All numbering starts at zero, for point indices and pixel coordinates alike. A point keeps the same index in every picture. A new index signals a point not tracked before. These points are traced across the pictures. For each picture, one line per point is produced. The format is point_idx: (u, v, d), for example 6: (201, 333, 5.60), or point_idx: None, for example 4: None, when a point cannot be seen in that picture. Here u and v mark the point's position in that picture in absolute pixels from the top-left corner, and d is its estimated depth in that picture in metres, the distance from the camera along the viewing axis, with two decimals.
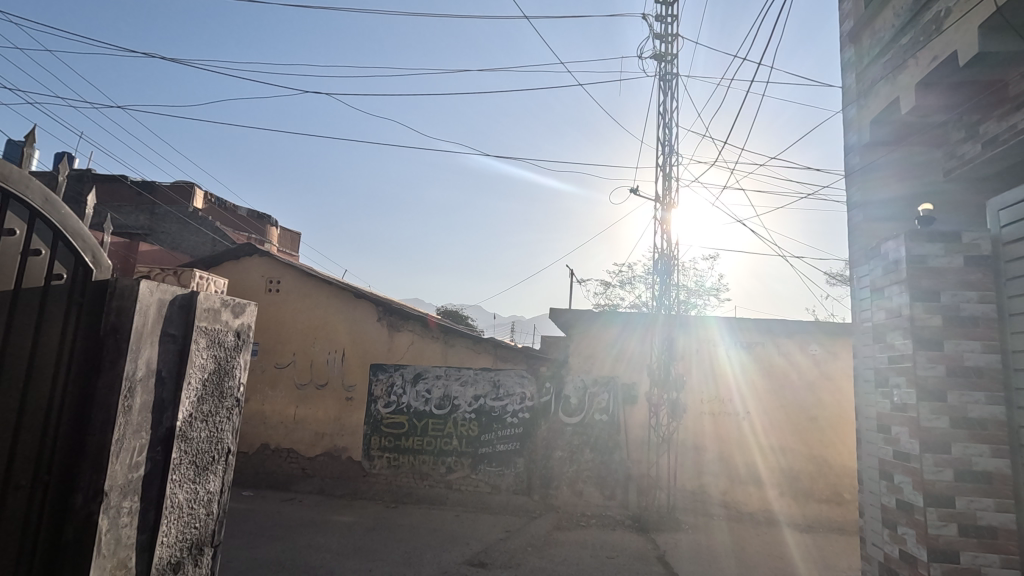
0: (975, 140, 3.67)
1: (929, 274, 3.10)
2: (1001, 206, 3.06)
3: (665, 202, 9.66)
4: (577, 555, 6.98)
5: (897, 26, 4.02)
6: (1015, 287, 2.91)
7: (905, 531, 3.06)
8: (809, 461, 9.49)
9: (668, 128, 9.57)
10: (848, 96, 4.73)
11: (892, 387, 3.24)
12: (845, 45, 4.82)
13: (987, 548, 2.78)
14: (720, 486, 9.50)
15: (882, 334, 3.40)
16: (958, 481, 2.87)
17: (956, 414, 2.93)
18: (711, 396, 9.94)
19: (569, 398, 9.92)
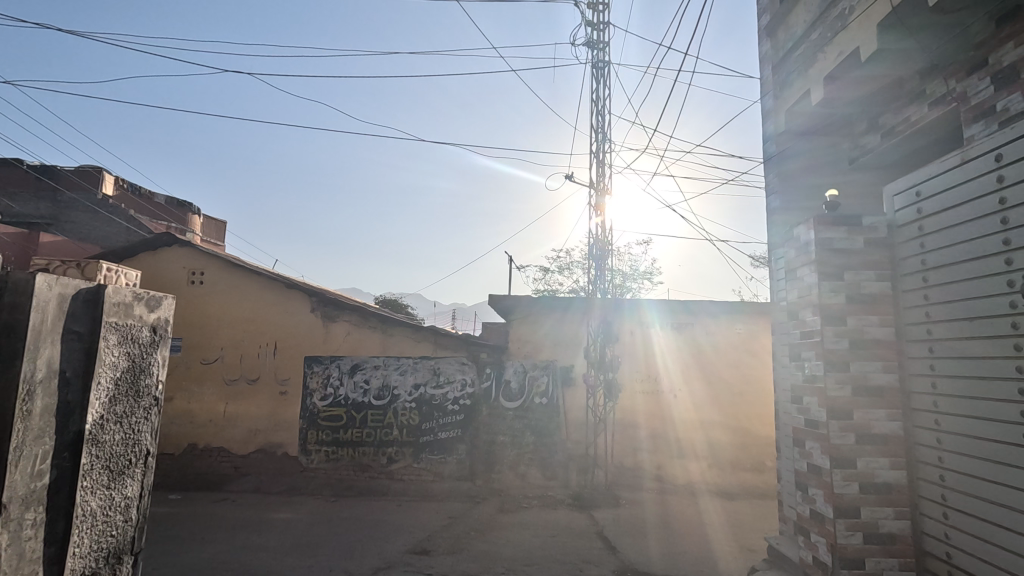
0: (876, 130, 3.96)
1: (835, 254, 3.32)
2: (897, 192, 3.37)
3: (599, 188, 9.87)
4: (520, 536, 7.12)
5: (809, 21, 4.26)
6: (907, 265, 3.21)
7: (814, 492, 3.32)
8: (736, 433, 10.07)
9: (602, 114, 9.76)
10: (765, 86, 4.99)
11: (804, 360, 3.48)
12: (763, 38, 5.07)
13: (883, 502, 3.09)
14: (655, 461, 9.92)
15: (795, 312, 3.64)
16: (860, 444, 3.15)
17: (858, 383, 3.20)
18: (644, 376, 10.34)
19: (509, 383, 10.06)
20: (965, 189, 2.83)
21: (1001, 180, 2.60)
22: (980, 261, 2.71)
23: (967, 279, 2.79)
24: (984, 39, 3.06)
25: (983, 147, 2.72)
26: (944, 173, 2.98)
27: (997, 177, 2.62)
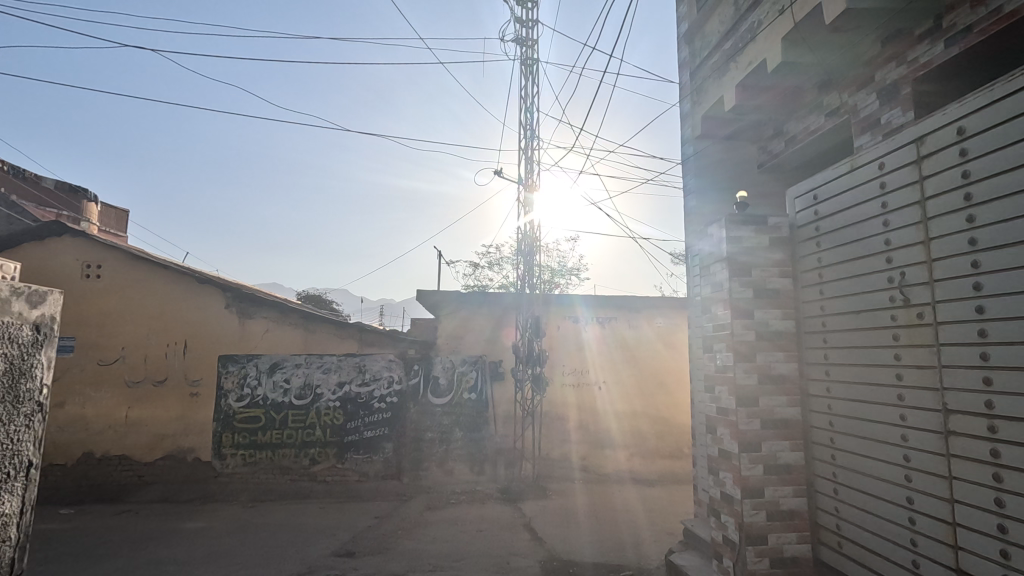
0: (781, 137, 4.25)
1: (744, 252, 3.54)
2: (797, 195, 3.65)
3: (527, 185, 9.96)
4: (448, 533, 7.08)
5: (723, 31, 4.50)
6: (806, 262, 3.48)
7: (725, 475, 3.53)
8: (655, 422, 10.55)
9: (530, 111, 9.83)
10: (684, 91, 5.25)
11: (716, 352, 3.69)
12: (681, 45, 5.32)
13: (784, 482, 3.35)
14: (581, 452, 10.19)
15: (708, 306, 3.85)
16: (764, 429, 3.39)
17: (763, 372, 3.44)
18: (570, 369, 10.60)
19: (438, 379, 9.98)
20: (854, 193, 3.10)
21: (883, 186, 2.87)
22: (865, 259, 2.98)
23: (854, 275, 3.05)
24: (872, 58, 3.35)
25: (869, 155, 2.99)
26: (837, 178, 3.25)
27: (880, 183, 2.89)
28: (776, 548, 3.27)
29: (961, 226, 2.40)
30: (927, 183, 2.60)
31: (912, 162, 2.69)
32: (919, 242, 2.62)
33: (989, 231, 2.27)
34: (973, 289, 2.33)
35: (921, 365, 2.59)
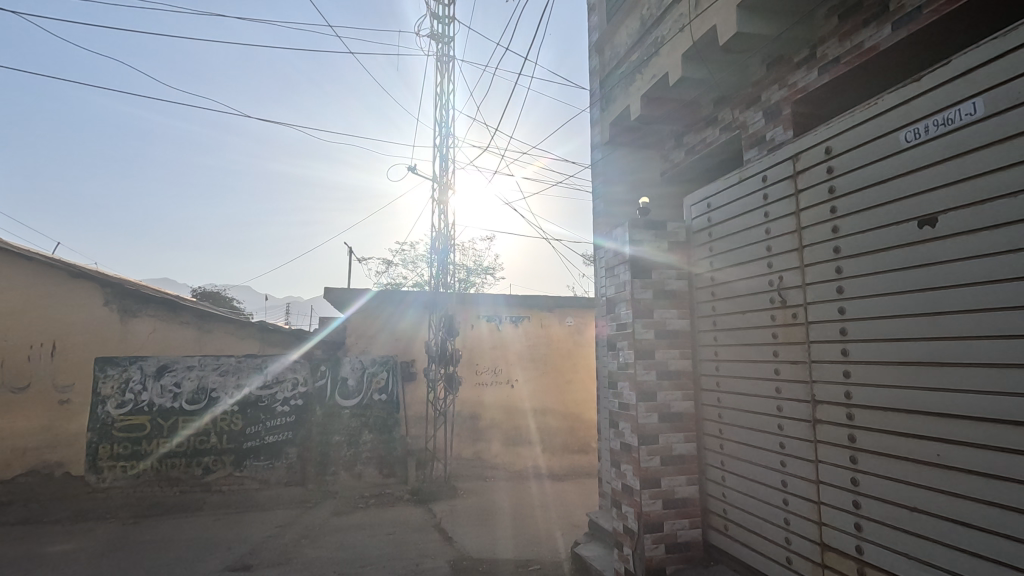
0: (680, 148, 4.53)
1: (645, 256, 3.74)
2: (693, 203, 3.89)
3: (442, 183, 9.89)
4: (355, 538, 6.86)
5: (629, 43, 4.72)
6: (700, 265, 3.72)
7: (625, 467, 3.70)
8: (565, 418, 10.85)
9: (446, 108, 9.77)
10: (594, 98, 5.45)
11: (619, 349, 3.86)
12: (592, 54, 5.53)
13: (678, 471, 3.57)
14: (493, 450, 10.26)
15: (612, 305, 4.03)
16: (661, 422, 3.60)
17: (661, 368, 3.65)
18: (483, 367, 10.64)
19: (346, 380, 9.62)
20: (741, 203, 3.35)
21: (766, 198, 3.14)
22: (750, 264, 3.23)
23: (740, 279, 3.31)
24: (759, 79, 3.64)
25: (753, 169, 3.25)
26: (727, 189, 3.51)
27: (763, 195, 3.15)
28: (670, 534, 3.47)
29: (827, 235, 2.67)
30: (801, 196, 2.86)
31: (789, 177, 2.96)
32: (794, 249, 2.89)
33: (849, 241, 2.54)
34: (836, 292, 2.60)
35: (795, 361, 2.84)
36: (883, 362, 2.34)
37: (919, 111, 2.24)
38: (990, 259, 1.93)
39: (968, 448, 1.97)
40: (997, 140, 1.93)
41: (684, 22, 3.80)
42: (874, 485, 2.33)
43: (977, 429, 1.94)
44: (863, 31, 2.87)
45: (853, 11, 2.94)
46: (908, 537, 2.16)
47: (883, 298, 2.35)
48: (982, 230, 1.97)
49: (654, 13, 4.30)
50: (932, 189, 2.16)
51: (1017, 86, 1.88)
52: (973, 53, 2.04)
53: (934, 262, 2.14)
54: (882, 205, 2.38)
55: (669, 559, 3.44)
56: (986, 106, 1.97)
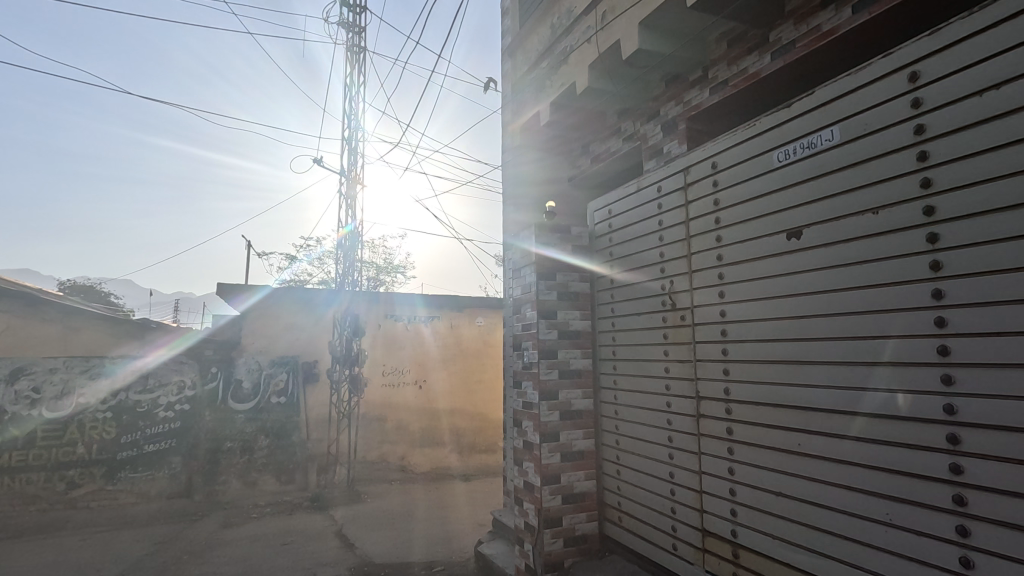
0: (586, 155, 4.70)
1: (549, 258, 3.86)
2: (596, 208, 4.04)
3: (351, 177, 9.56)
4: (247, 551, 6.44)
5: (540, 49, 4.84)
6: (602, 269, 3.89)
7: (527, 465, 3.77)
8: (473, 418, 10.88)
9: (356, 100, 9.46)
10: (505, 101, 5.53)
11: (524, 349, 3.94)
12: (505, 57, 5.61)
13: (578, 467, 3.69)
14: (399, 452, 10.05)
15: (518, 306, 4.11)
16: (562, 420, 3.71)
17: (563, 367, 3.77)
18: (391, 367, 10.41)
19: (240, 383, 9.12)
20: (639, 210, 3.53)
21: (660, 207, 3.33)
22: (645, 268, 3.42)
23: (636, 283, 3.49)
24: (658, 95, 3.86)
25: (650, 180, 3.44)
26: (625, 197, 3.68)
27: (658, 204, 3.34)
28: (569, 528, 3.59)
29: (712, 244, 2.88)
30: (691, 207, 3.07)
31: (681, 188, 3.16)
32: (684, 256, 3.09)
33: (730, 249, 2.76)
34: (719, 296, 2.81)
35: (683, 360, 3.04)
36: (757, 361, 2.56)
37: (790, 134, 2.48)
38: (844, 269, 2.18)
39: (823, 437, 2.21)
40: (851, 164, 2.19)
41: (590, 35, 3.93)
42: (747, 473, 2.55)
43: (831, 420, 2.18)
44: (746, 58, 3.12)
45: (739, 39, 3.18)
46: (774, 520, 2.39)
47: (757, 302, 2.58)
48: (837, 244, 2.22)
49: (563, 23, 4.42)
50: (798, 205, 2.40)
51: (867, 117, 2.13)
52: (834, 85, 2.29)
53: (798, 270, 2.38)
54: (758, 217, 2.61)
55: (567, 553, 3.55)
56: (843, 133, 2.23)
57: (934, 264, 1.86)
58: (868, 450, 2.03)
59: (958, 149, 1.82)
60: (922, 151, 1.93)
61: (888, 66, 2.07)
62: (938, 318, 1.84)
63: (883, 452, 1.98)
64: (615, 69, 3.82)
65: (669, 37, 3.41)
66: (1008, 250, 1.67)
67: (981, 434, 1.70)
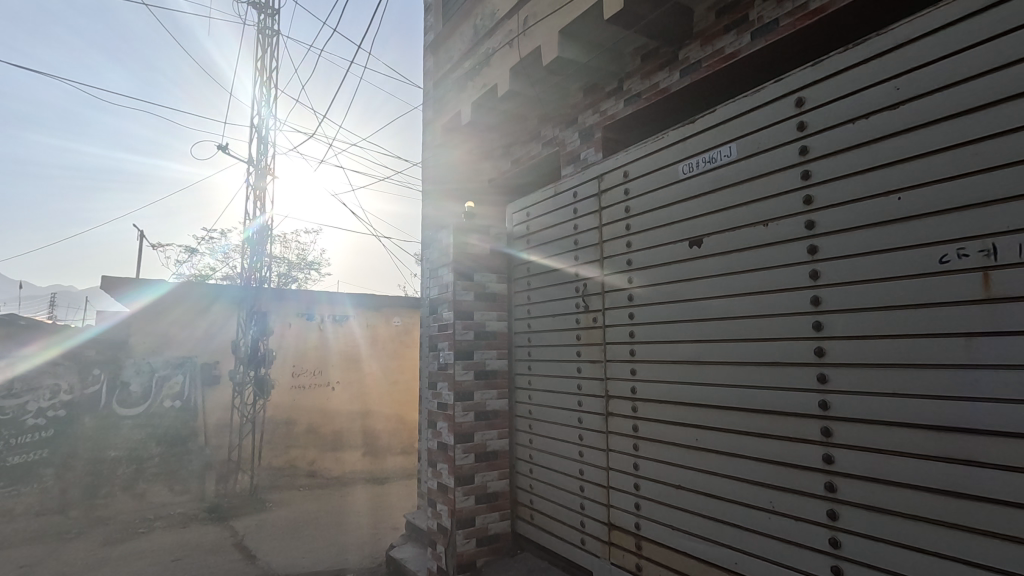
0: (506, 157, 4.75)
1: (467, 259, 3.86)
2: (514, 211, 4.08)
3: (260, 166, 9.02)
4: (131, 569, 5.89)
5: (462, 48, 4.82)
6: (518, 270, 3.94)
7: (441, 466, 3.74)
8: (388, 420, 10.65)
9: (268, 85, 8.94)
10: (427, 98, 5.46)
11: (440, 350, 3.90)
12: (428, 54, 5.54)
13: (491, 467, 3.71)
14: (308, 457, 9.61)
15: (435, 306, 4.07)
16: (477, 420, 3.71)
17: (479, 368, 3.77)
18: (301, 369, 9.94)
19: (129, 387, 8.49)
20: (555, 215, 3.61)
21: (576, 212, 3.42)
22: (560, 271, 3.50)
23: (552, 285, 3.56)
24: (577, 102, 3.96)
25: (567, 185, 3.53)
26: (543, 201, 3.74)
27: (574, 209, 3.43)
28: (481, 528, 3.60)
29: (623, 249, 3.00)
30: (604, 212, 3.19)
31: (596, 194, 3.27)
32: (597, 260, 3.20)
33: (639, 255, 2.88)
34: (628, 299, 2.94)
35: (594, 360, 3.15)
36: (661, 361, 2.70)
37: (695, 147, 2.64)
38: (738, 276, 2.36)
39: (719, 432, 2.37)
40: (746, 179, 2.36)
41: (512, 38, 3.97)
42: (650, 468, 2.68)
43: (725, 417, 2.35)
44: (657, 73, 3.28)
45: (652, 54, 3.33)
46: (673, 510, 2.53)
47: (663, 305, 2.72)
48: (733, 252, 2.39)
49: (486, 24, 4.43)
50: (700, 214, 2.56)
51: (761, 137, 2.32)
52: (734, 105, 2.46)
53: (699, 276, 2.54)
54: (665, 225, 2.75)
55: (479, 553, 3.56)
56: (740, 150, 2.40)
57: (814, 273, 2.05)
58: (756, 443, 2.20)
59: (836, 170, 2.01)
60: (806, 170, 2.12)
61: (780, 91, 2.26)
62: (816, 323, 2.03)
63: (768, 445, 2.15)
64: (535, 74, 3.88)
65: (588, 47, 3.51)
66: (873, 263, 1.87)
67: (852, 427, 1.89)
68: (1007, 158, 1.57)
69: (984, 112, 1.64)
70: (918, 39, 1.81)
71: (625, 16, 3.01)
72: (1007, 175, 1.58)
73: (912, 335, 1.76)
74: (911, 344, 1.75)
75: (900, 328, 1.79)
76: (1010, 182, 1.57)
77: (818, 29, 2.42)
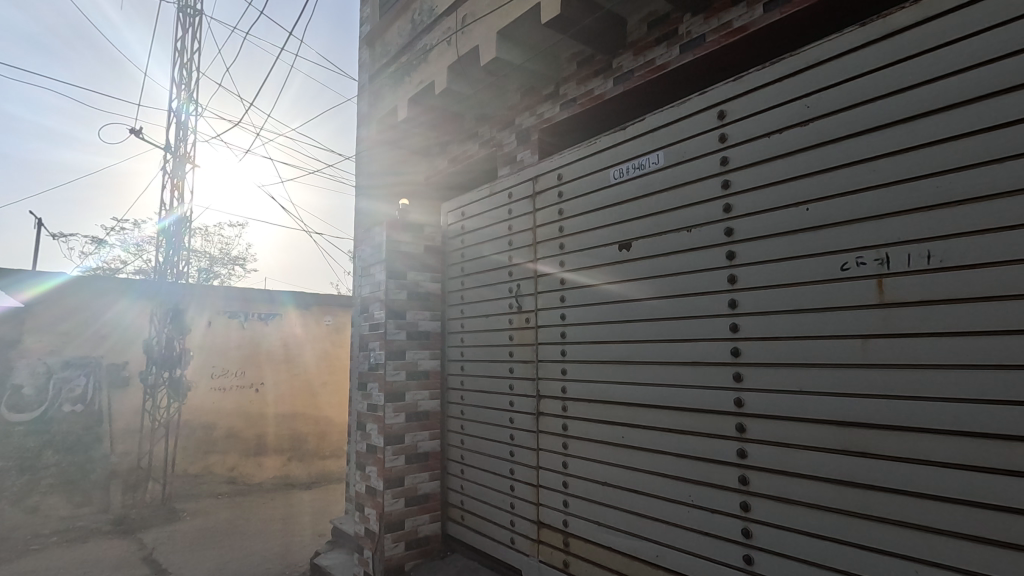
0: (443, 156, 4.70)
1: (400, 257, 3.79)
2: (450, 210, 4.04)
3: (178, 154, 8.45)
4: None
5: (399, 43, 4.73)
6: (452, 270, 3.91)
7: (370, 469, 3.65)
8: (316, 423, 10.27)
9: (189, 68, 8.40)
10: (362, 91, 5.33)
11: (370, 349, 3.81)
12: (363, 46, 5.41)
13: (422, 468, 3.66)
14: (227, 463, 9.08)
15: (366, 305, 3.97)
16: (408, 421, 3.65)
17: (411, 369, 3.71)
18: (221, 370, 9.40)
19: (21, 390, 7.78)
20: (490, 215, 3.61)
21: (510, 212, 3.43)
22: (494, 271, 3.50)
23: (485, 285, 3.56)
24: (514, 104, 3.98)
25: (501, 185, 3.53)
26: (478, 201, 3.73)
27: (509, 210, 3.45)
28: (411, 531, 3.54)
29: (556, 251, 3.04)
30: (538, 214, 3.22)
31: (530, 196, 3.30)
32: (530, 260, 3.22)
33: (572, 256, 2.93)
34: (560, 300, 2.98)
35: (525, 360, 3.17)
36: (590, 361, 2.76)
37: (626, 153, 2.72)
38: (664, 279, 2.45)
39: (644, 429, 2.45)
40: (673, 185, 2.46)
41: (450, 36, 3.94)
42: (578, 466, 2.74)
43: (650, 415, 2.43)
44: (592, 80, 3.35)
45: (587, 61, 3.40)
46: (600, 507, 2.60)
47: (594, 306, 2.77)
48: (659, 256, 2.48)
49: (423, 20, 4.38)
50: (630, 218, 2.64)
51: (686, 146, 2.43)
52: (662, 114, 2.56)
53: (628, 279, 2.61)
54: (596, 227, 2.81)
55: (408, 556, 3.49)
56: (668, 157, 2.50)
57: (731, 277, 2.17)
58: (678, 440, 2.29)
59: (753, 180, 2.14)
60: (726, 180, 2.24)
61: (704, 103, 2.38)
62: (733, 324, 2.14)
63: (689, 442, 2.25)
64: (472, 73, 3.87)
65: (525, 49, 3.54)
66: (785, 268, 2.00)
67: (762, 423, 2.01)
68: (901, 174, 1.73)
69: (882, 132, 1.79)
70: (826, 62, 1.97)
71: (561, 22, 3.06)
72: (901, 189, 1.73)
73: (817, 336, 1.89)
74: (816, 344, 1.89)
75: (806, 330, 1.92)
76: (902, 197, 1.72)
77: (740, 48, 2.55)
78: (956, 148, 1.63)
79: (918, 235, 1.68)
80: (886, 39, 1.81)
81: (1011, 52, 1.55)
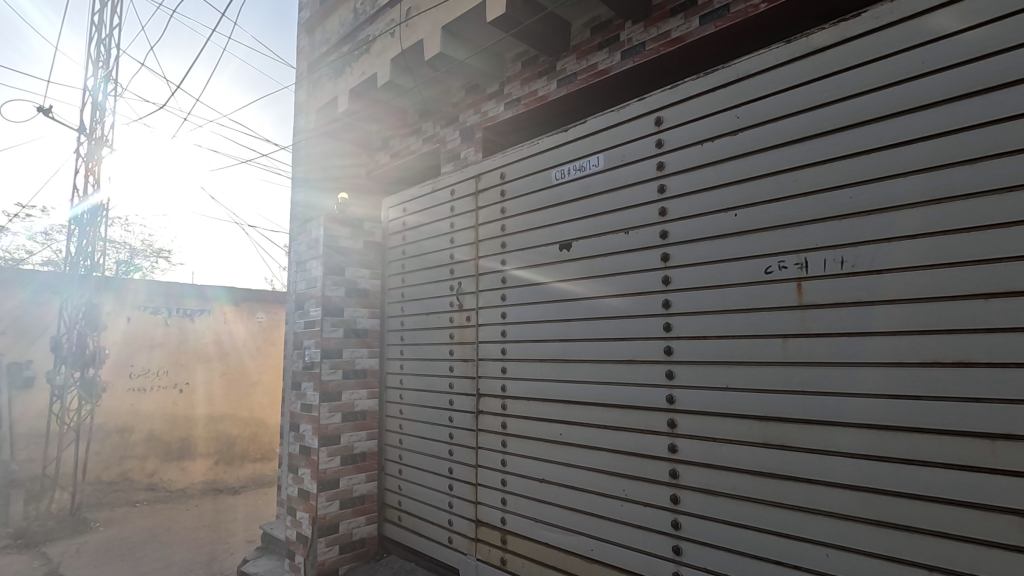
0: (385, 150, 4.60)
1: (337, 254, 3.69)
2: (390, 206, 3.96)
3: (92, 135, 7.81)
4: None
5: (339, 32, 4.59)
6: (392, 267, 3.84)
7: (303, 471, 3.52)
8: (246, 424, 9.89)
9: (106, 43, 7.80)
10: (300, 80, 5.13)
11: (305, 347, 3.68)
12: (302, 33, 5.21)
13: (358, 469, 3.57)
14: (146, 468, 8.53)
15: (301, 302, 3.83)
16: (343, 421, 3.55)
17: (348, 367, 3.62)
18: (140, 369, 8.80)
19: None
20: (432, 211, 3.56)
21: (452, 211, 3.41)
22: (434, 270, 3.47)
23: (425, 283, 3.52)
24: (458, 101, 3.95)
25: (444, 182, 3.49)
26: (419, 197, 3.68)
27: (450, 207, 3.42)
28: (345, 534, 3.45)
29: (497, 249, 3.05)
30: (479, 212, 3.22)
31: (472, 194, 3.28)
32: (471, 259, 3.21)
33: (512, 255, 2.95)
34: (501, 300, 2.99)
35: (466, 358, 3.16)
36: (530, 359, 2.78)
37: (568, 154, 2.76)
38: (601, 279, 2.50)
39: (580, 426, 2.50)
40: (612, 187, 2.51)
41: (393, 28, 3.86)
42: (516, 464, 2.76)
43: (587, 413, 2.48)
44: (535, 81, 3.37)
45: (531, 62, 3.42)
46: (537, 504, 2.63)
47: (535, 305, 2.79)
48: (598, 256, 2.53)
49: (365, 10, 4.27)
50: (570, 219, 2.68)
51: (625, 150, 2.49)
52: (602, 117, 2.62)
53: (569, 277, 2.64)
54: (538, 227, 2.84)
55: (342, 560, 3.40)
56: (607, 160, 2.55)
57: (665, 279, 2.24)
58: (614, 436, 2.35)
59: (687, 186, 2.22)
60: (662, 184, 2.31)
61: (642, 109, 2.44)
62: (666, 324, 2.22)
63: (623, 438, 2.32)
64: (416, 67, 3.81)
65: (470, 47, 3.52)
66: (714, 270, 2.09)
67: (693, 419, 2.09)
68: (820, 185, 1.85)
69: (804, 144, 1.91)
70: (754, 75, 2.07)
71: (506, 21, 3.07)
72: (821, 199, 1.84)
73: (741, 336, 1.99)
74: (741, 344, 1.99)
75: (731, 330, 2.02)
76: (821, 206, 1.84)
77: (677, 58, 2.66)
78: (867, 162, 1.76)
79: (833, 241, 1.81)
80: (807, 57, 1.94)
81: (915, 76, 1.69)
